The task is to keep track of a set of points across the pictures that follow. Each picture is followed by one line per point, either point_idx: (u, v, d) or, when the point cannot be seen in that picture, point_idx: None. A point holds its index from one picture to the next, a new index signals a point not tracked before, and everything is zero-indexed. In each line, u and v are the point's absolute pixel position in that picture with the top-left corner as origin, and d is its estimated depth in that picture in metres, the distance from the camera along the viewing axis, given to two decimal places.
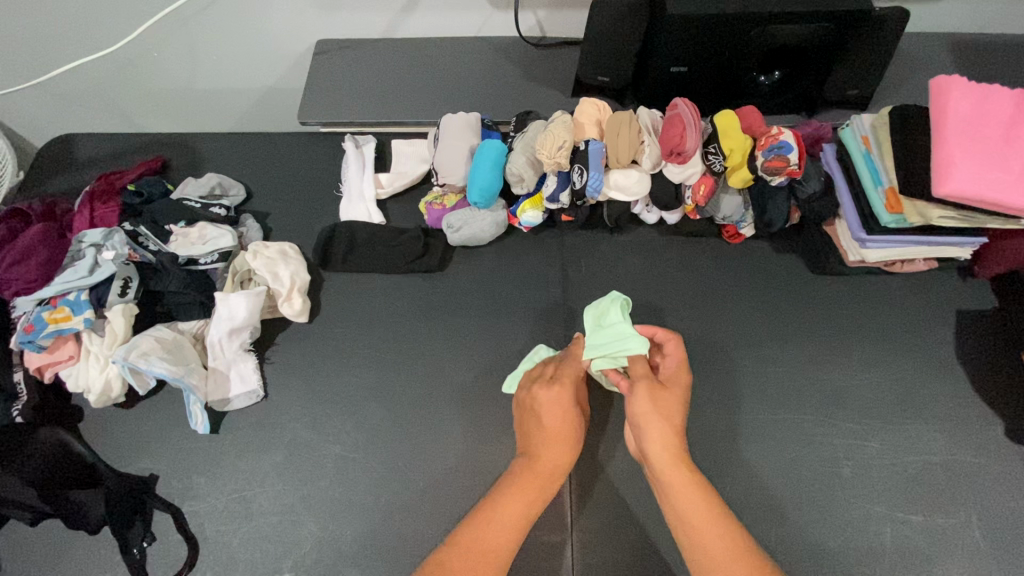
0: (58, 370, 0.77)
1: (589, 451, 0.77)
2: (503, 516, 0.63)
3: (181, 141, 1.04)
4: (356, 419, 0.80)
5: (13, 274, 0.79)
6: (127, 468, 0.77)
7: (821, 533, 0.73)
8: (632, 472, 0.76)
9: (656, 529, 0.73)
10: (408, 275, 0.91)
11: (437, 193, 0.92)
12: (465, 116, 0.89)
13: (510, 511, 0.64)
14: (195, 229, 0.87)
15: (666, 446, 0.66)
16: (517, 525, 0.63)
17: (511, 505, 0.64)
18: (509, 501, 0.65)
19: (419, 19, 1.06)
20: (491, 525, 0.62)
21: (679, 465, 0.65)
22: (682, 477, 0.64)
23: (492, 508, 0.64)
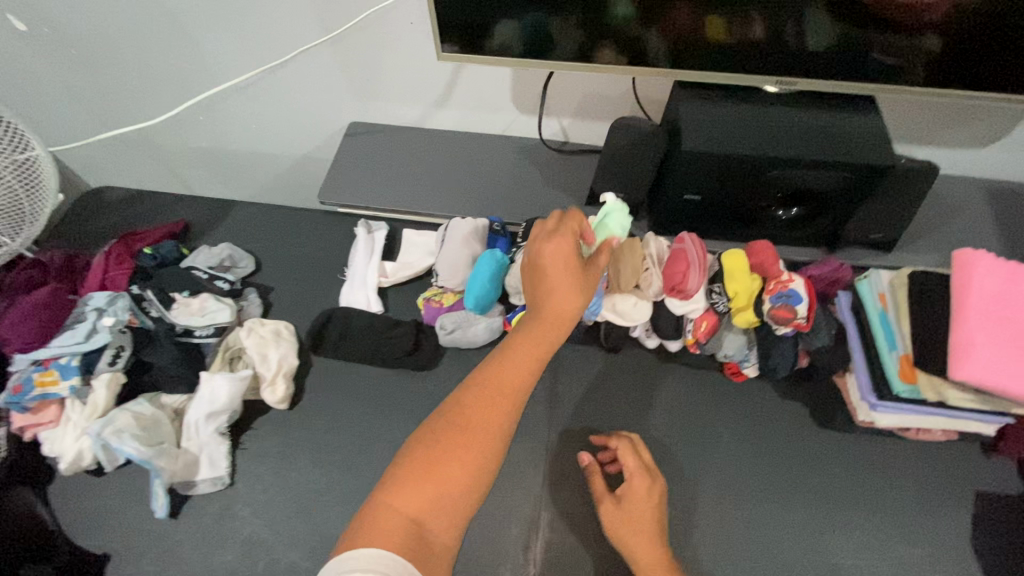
0: (38, 432, 0.78)
1: None
2: (470, 433, 0.57)
3: (208, 204, 1.08)
4: (317, 523, 0.78)
5: (12, 333, 0.81)
6: (82, 543, 0.76)
7: None
8: None
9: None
10: (396, 370, 0.90)
11: (436, 290, 0.92)
12: (472, 221, 0.90)
13: (475, 417, 0.58)
14: (196, 300, 0.89)
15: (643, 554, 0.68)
16: (486, 439, 0.57)
17: (488, 398, 0.59)
18: (465, 413, 0.58)
19: (450, 114, 1.10)
20: (473, 417, 0.58)
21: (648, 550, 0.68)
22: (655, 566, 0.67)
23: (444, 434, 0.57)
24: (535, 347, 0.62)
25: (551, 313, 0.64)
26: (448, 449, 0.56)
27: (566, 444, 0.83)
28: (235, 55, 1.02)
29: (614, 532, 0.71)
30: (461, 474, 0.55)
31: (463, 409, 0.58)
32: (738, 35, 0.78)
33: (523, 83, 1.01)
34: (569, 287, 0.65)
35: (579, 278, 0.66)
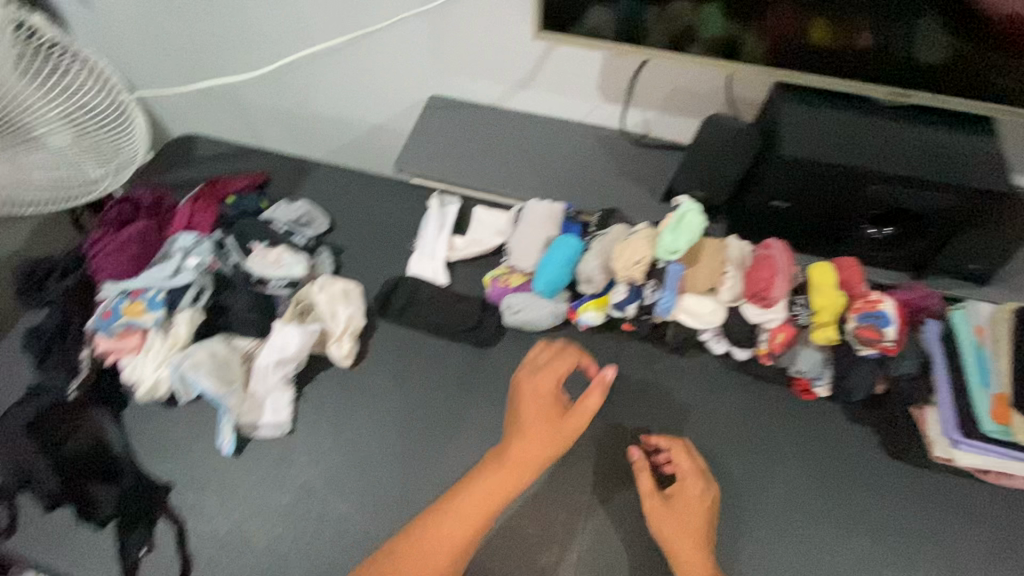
0: (119, 358, 0.82)
1: None
2: (439, 528, 0.69)
3: (288, 162, 1.11)
4: (369, 481, 0.79)
5: (108, 262, 0.87)
6: (149, 468, 0.80)
7: None
8: None
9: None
10: (456, 343, 0.90)
11: (504, 270, 0.91)
12: (550, 205, 0.89)
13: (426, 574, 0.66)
14: (274, 252, 0.92)
15: (674, 537, 0.70)
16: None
17: (441, 546, 0.68)
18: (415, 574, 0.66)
19: (532, 97, 1.09)
20: (450, 520, 0.69)
21: (686, 540, 0.70)
22: (688, 546, 0.69)
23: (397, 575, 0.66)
24: (541, 445, 0.73)
25: (523, 429, 0.75)
26: (442, 522, 0.69)
27: (621, 438, 0.82)
28: (333, 20, 1.05)
29: (662, 533, 0.71)
30: (465, 543, 0.69)
31: (462, 502, 0.71)
32: (843, 43, 0.75)
33: (612, 71, 0.99)
34: (535, 428, 0.74)
35: (534, 426, 0.75)
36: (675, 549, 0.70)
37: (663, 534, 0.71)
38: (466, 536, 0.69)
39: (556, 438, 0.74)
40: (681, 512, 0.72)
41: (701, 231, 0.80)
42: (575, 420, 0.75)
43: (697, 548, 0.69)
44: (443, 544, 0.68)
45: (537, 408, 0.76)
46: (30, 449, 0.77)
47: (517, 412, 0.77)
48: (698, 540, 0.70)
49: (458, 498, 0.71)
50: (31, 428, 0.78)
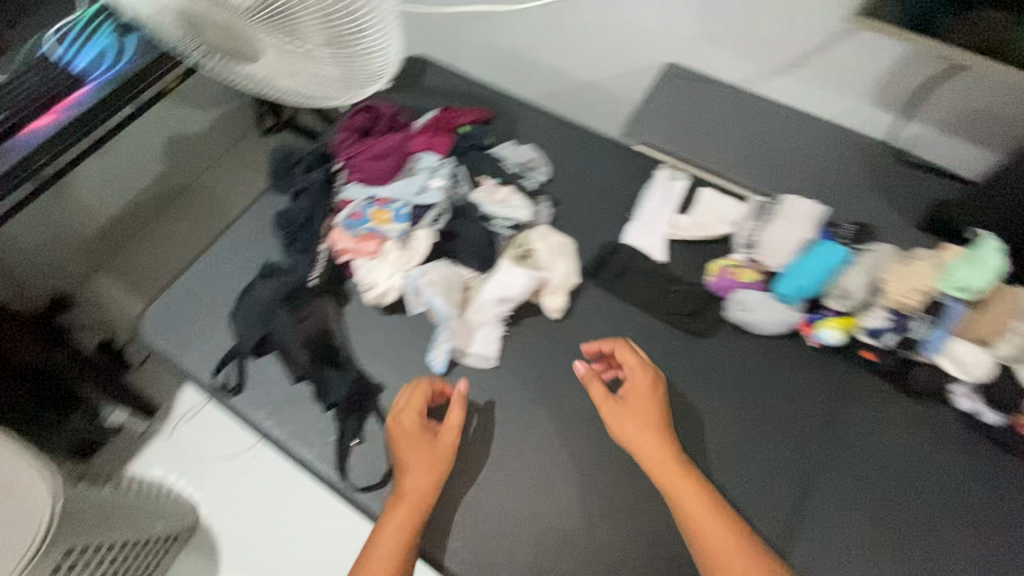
0: (355, 259, 0.85)
1: None
2: (394, 521, 0.70)
3: (511, 101, 1.10)
4: (568, 436, 0.80)
5: (362, 165, 0.90)
6: (364, 366, 0.83)
7: None
8: None
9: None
10: (666, 323, 0.87)
11: (735, 261, 0.86)
12: (807, 206, 0.83)
13: (386, 540, 0.69)
14: (503, 191, 0.93)
15: (698, 514, 0.68)
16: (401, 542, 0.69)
17: (382, 538, 0.69)
18: (385, 529, 0.70)
19: (787, 85, 1.01)
20: (382, 539, 0.69)
21: (650, 436, 0.74)
22: (716, 540, 0.66)
23: (382, 522, 0.71)
24: (419, 469, 0.72)
25: (416, 461, 0.73)
26: (381, 531, 0.70)
27: (834, 466, 0.77)
28: None
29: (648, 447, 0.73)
30: (409, 538, 0.69)
31: (400, 499, 0.72)
32: None
33: (900, 71, 0.89)
34: (666, 464, 0.72)
35: (626, 408, 0.76)
36: (711, 545, 0.66)
37: (689, 518, 0.68)
38: (402, 542, 0.68)
39: (639, 410, 0.75)
40: (697, 513, 0.68)
41: (999, 272, 0.75)
42: (631, 398, 0.76)
43: (727, 541, 0.66)
44: (380, 553, 0.68)
45: (641, 419, 0.75)
46: (278, 322, 0.82)
47: (618, 417, 0.76)
48: (733, 536, 0.67)
49: (390, 518, 0.70)
50: (276, 302, 0.83)
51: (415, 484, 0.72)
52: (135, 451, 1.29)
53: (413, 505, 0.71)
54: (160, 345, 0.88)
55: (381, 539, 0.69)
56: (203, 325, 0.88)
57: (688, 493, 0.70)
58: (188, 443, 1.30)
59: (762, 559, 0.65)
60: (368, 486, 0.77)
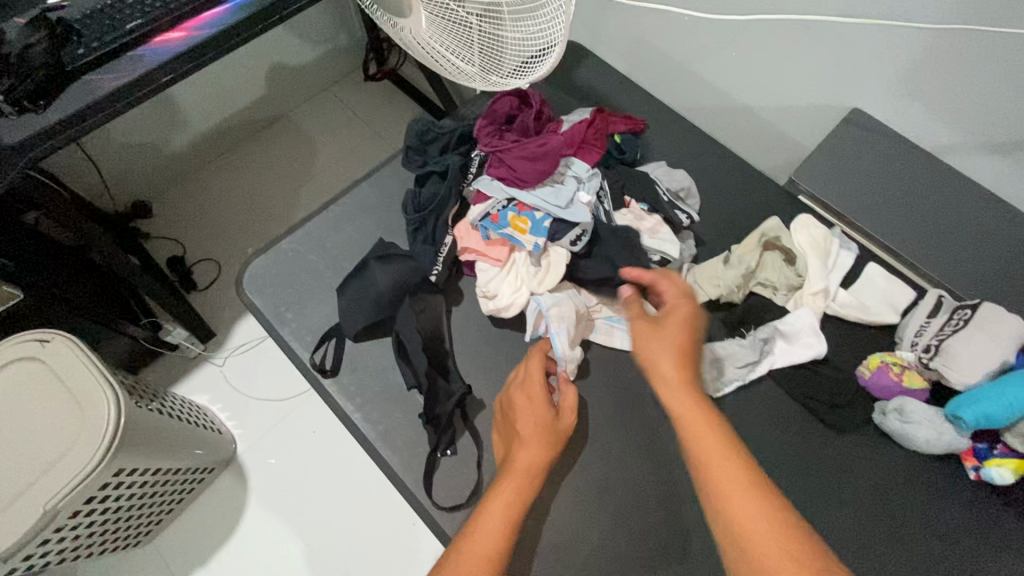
0: (480, 262, 0.79)
1: None
2: (505, 495, 0.62)
3: (661, 117, 1.00)
4: (670, 510, 0.73)
5: (507, 159, 0.82)
6: (469, 380, 0.78)
7: None
8: None
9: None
10: (800, 408, 0.78)
11: (899, 359, 0.76)
12: (1011, 319, 0.71)
13: (490, 519, 0.58)
14: (651, 219, 0.85)
15: (727, 490, 0.50)
16: (501, 531, 0.58)
17: (486, 518, 0.59)
18: (488, 509, 0.60)
19: (996, 166, 0.86)
20: (487, 518, 0.59)
21: (672, 364, 0.57)
22: (748, 518, 0.48)
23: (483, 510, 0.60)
24: (535, 438, 0.67)
25: (523, 427, 0.68)
26: (482, 515, 0.59)
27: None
28: None
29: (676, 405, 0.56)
30: (518, 509, 0.61)
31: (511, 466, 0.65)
32: None
33: None
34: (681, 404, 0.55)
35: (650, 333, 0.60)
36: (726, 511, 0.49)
37: (710, 487, 0.50)
38: (508, 508, 0.60)
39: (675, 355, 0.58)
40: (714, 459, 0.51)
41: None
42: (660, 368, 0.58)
43: (765, 527, 0.47)
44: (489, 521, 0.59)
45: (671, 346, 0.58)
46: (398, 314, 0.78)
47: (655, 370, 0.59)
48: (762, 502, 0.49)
49: (500, 487, 0.62)
50: (397, 292, 0.79)
51: (531, 451, 0.65)
52: (184, 371, 1.23)
53: (531, 464, 0.65)
54: (257, 303, 0.83)
55: (482, 525, 0.58)
56: (307, 294, 0.84)
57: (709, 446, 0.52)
58: (237, 378, 1.24)
59: (808, 561, 0.45)
60: (453, 506, 0.71)
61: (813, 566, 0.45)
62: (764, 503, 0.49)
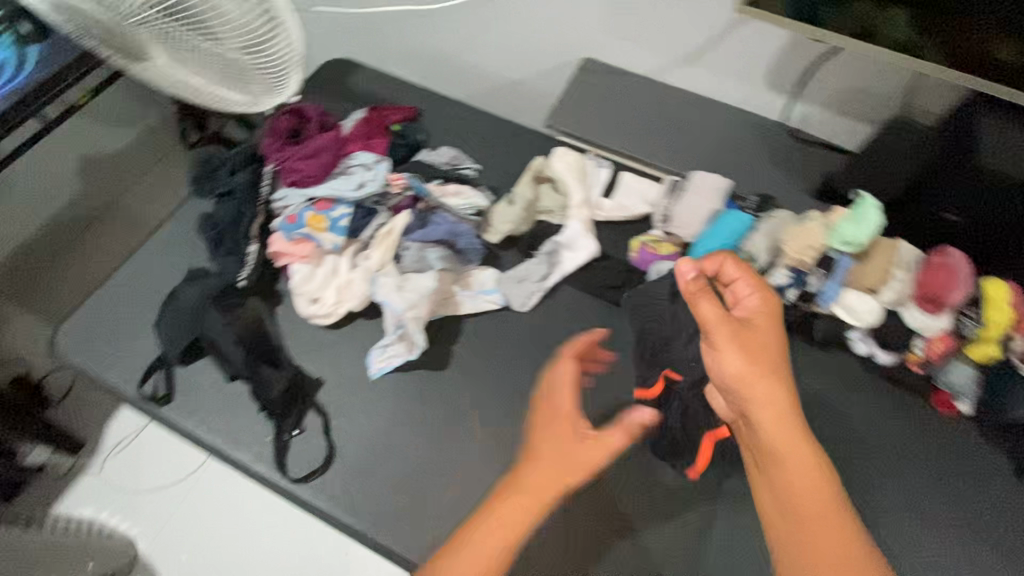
0: (290, 262, 0.85)
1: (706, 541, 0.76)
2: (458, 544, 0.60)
3: (436, 97, 1.13)
4: (507, 414, 0.82)
5: (295, 166, 0.89)
6: (302, 363, 0.83)
7: None
8: None
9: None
10: (595, 299, 0.92)
11: (655, 237, 0.92)
12: (718, 181, 0.89)
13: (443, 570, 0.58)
14: (450, 188, 0.94)
15: (792, 454, 0.60)
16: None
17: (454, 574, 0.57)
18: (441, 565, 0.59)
19: (692, 72, 1.08)
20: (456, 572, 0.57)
21: (754, 371, 0.61)
22: (829, 513, 0.58)
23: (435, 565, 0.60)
24: (513, 505, 0.59)
25: None
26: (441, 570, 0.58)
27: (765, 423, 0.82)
28: None
29: (732, 364, 0.62)
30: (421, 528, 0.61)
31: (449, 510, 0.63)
32: None
33: (784, 60, 0.98)
34: (789, 437, 0.60)
35: (765, 386, 0.61)
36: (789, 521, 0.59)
37: (788, 481, 0.60)
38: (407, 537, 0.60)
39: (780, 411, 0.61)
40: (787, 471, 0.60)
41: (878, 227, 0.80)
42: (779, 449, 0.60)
43: (811, 479, 0.59)
44: (485, 529, 0.59)
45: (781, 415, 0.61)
46: (206, 322, 0.81)
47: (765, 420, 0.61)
48: (845, 520, 0.58)
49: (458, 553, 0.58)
50: (207, 305, 0.82)
51: (507, 511, 0.59)
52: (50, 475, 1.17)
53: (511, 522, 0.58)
54: (80, 361, 0.84)
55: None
56: (127, 335, 0.86)
57: (795, 449, 0.60)
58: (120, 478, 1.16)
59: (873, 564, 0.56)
60: (307, 475, 0.77)
61: (839, 523, 0.58)
62: (842, 504, 0.58)
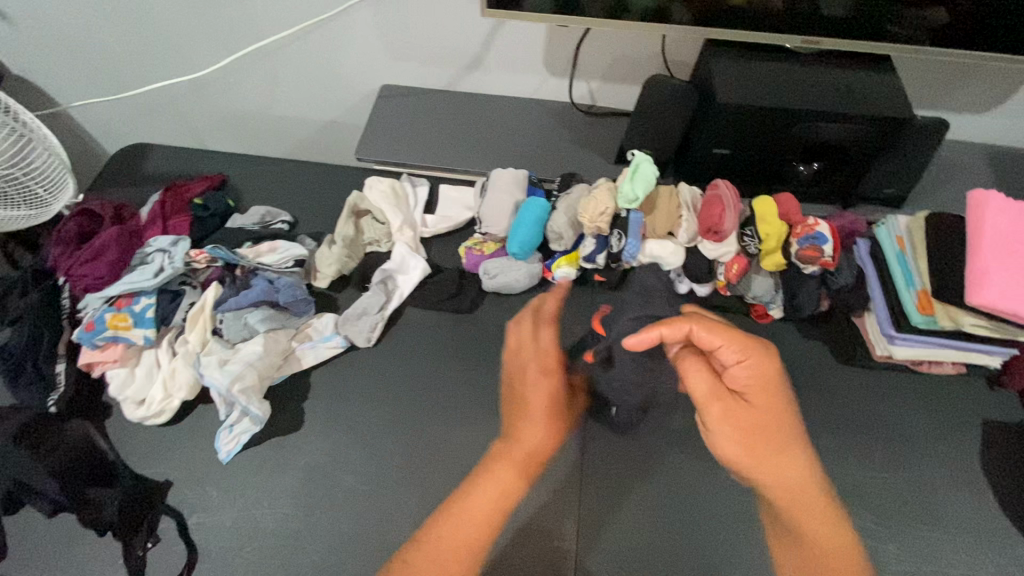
0: (106, 369, 0.80)
1: (593, 513, 0.76)
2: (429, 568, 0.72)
3: (242, 160, 1.11)
4: (373, 451, 0.81)
5: (86, 271, 0.85)
6: (144, 471, 0.79)
7: None
8: (633, 535, 0.75)
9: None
10: (438, 313, 0.94)
11: (477, 239, 0.96)
12: (514, 172, 0.94)
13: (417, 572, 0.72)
14: (264, 245, 0.92)
15: (792, 488, 0.78)
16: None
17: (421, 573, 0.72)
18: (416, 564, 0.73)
19: (480, 76, 1.13)
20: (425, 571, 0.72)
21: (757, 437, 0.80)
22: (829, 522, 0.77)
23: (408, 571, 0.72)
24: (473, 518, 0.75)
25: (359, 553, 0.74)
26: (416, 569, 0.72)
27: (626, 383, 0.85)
28: (278, 15, 1.05)
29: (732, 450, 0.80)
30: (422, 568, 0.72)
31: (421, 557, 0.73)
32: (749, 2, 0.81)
33: (555, 46, 1.05)
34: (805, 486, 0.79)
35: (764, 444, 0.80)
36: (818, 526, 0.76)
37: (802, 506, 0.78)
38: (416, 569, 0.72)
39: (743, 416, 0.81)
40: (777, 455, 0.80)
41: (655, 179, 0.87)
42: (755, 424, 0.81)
43: (821, 516, 0.77)
44: (489, 494, 0.77)
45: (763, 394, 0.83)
46: (12, 462, 0.74)
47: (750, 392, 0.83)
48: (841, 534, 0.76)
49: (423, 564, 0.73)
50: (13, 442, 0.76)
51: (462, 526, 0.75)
52: None
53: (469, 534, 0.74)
54: None
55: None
56: None
57: (803, 489, 0.79)
58: None
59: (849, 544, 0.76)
60: None
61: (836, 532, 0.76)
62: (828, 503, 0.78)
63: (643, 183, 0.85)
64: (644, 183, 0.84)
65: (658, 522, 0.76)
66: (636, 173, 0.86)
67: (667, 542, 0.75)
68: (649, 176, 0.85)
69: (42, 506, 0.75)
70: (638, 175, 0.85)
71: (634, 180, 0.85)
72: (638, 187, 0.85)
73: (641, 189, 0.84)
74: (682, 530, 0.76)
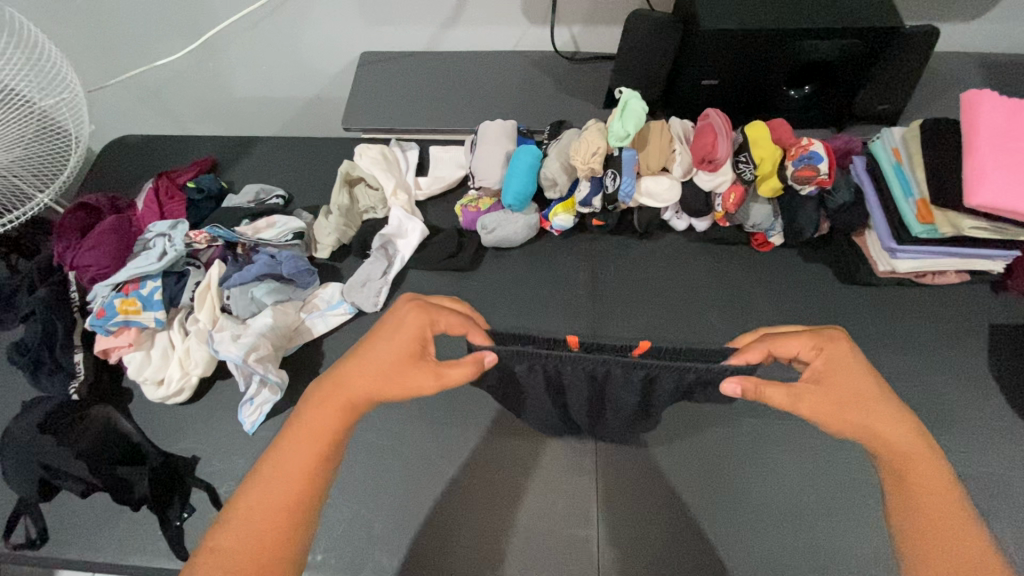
0: (120, 355, 0.81)
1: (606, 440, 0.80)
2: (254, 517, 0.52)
3: (229, 142, 1.11)
4: (394, 408, 0.84)
5: (88, 261, 0.86)
6: (171, 448, 0.81)
7: (830, 537, 0.72)
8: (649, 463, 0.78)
9: (689, 543, 0.73)
10: (441, 273, 0.95)
11: (471, 196, 0.96)
12: (501, 124, 0.93)
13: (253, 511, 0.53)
14: (261, 221, 0.93)
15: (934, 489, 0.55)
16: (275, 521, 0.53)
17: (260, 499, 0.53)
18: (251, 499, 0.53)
19: (459, 32, 1.11)
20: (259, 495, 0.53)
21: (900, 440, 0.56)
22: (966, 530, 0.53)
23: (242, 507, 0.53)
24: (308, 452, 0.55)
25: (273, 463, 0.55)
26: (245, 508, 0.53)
27: (631, 316, 0.89)
28: None
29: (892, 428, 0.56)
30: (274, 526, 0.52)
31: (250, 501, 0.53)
32: None
33: None
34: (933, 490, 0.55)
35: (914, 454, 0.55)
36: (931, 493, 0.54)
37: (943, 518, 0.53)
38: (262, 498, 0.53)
39: (834, 398, 0.57)
40: (861, 398, 0.56)
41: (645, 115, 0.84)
42: None
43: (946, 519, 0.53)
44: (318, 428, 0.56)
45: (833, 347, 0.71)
46: (44, 450, 0.81)
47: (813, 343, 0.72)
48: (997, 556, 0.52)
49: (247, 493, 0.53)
50: (44, 428, 0.83)
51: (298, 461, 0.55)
52: None
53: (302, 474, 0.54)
54: None
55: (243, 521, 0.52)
56: None
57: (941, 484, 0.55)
58: None
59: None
60: None
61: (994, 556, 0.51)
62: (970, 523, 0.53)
63: (633, 120, 0.82)
64: (635, 119, 0.82)
65: (674, 449, 0.78)
66: (625, 110, 0.83)
67: (682, 467, 0.77)
68: (640, 112, 0.82)
69: (77, 488, 0.78)
70: (628, 112, 0.82)
71: (623, 118, 0.83)
72: (628, 124, 0.82)
73: (631, 125, 0.82)
74: (696, 455, 0.78)
